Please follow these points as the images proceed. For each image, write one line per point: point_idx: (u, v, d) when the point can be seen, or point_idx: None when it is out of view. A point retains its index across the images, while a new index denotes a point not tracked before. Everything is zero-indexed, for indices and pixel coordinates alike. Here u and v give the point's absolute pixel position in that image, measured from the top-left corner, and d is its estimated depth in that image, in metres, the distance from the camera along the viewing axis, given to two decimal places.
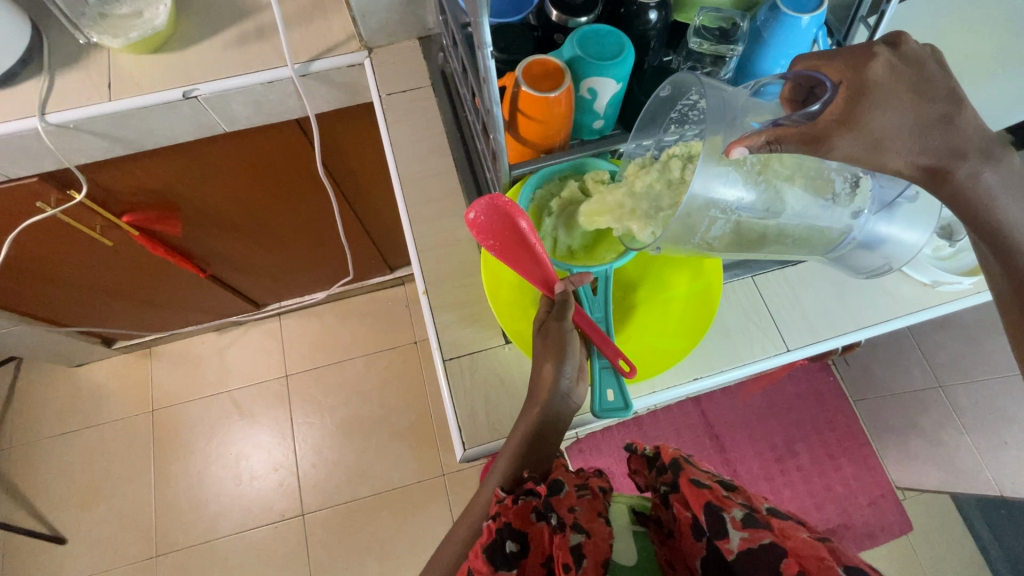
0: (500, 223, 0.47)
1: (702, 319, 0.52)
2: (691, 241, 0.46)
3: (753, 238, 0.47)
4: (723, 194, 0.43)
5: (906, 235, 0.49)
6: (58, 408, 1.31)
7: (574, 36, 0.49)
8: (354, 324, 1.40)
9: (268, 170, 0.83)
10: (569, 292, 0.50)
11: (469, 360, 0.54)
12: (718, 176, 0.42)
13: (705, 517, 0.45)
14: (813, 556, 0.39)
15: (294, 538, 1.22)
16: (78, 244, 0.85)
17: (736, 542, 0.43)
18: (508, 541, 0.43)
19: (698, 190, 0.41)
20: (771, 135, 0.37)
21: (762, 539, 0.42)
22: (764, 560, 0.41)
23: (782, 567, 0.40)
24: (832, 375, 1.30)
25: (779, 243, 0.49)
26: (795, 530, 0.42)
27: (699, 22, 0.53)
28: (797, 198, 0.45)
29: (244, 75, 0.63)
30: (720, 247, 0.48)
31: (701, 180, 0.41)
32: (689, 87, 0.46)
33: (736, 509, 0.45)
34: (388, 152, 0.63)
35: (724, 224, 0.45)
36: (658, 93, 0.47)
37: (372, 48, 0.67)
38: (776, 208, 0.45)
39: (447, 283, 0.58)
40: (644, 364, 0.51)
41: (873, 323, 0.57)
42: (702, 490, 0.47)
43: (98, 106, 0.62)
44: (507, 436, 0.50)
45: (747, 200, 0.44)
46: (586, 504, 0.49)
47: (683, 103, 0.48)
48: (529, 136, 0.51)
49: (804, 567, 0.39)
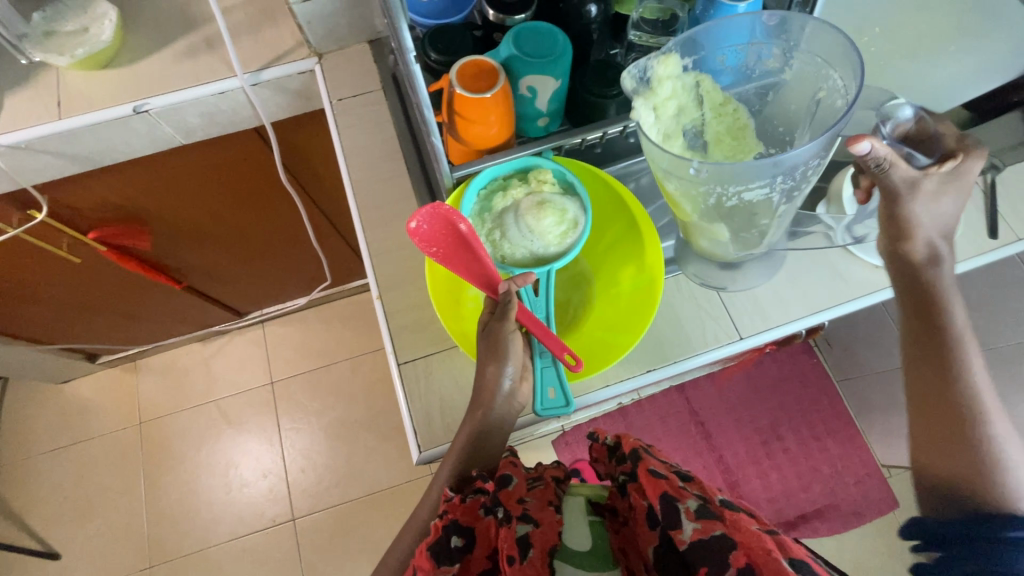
0: (441, 230, 0.47)
1: (644, 312, 0.50)
2: (686, 178, 0.44)
3: (740, 216, 0.48)
4: (793, 169, 0.43)
5: (750, 275, 0.57)
6: (46, 425, 1.31)
7: (510, 35, 0.49)
8: (338, 328, 1.40)
9: (232, 180, 0.83)
10: (512, 293, 0.48)
11: (423, 362, 0.55)
12: (817, 151, 0.42)
13: (661, 506, 0.45)
14: (761, 548, 0.39)
15: (286, 543, 1.23)
16: (46, 263, 0.85)
17: (688, 532, 0.43)
18: (454, 537, 0.44)
19: (804, 153, 0.41)
20: (892, 159, 0.44)
21: (713, 530, 0.42)
22: (714, 548, 0.41)
23: (730, 558, 0.40)
24: (816, 357, 1.30)
25: (751, 230, 0.51)
26: (745, 522, 0.42)
27: (638, 15, 0.53)
28: (782, 207, 0.48)
29: (193, 88, 0.63)
30: (707, 210, 0.48)
31: (820, 143, 0.41)
32: (780, 38, 0.48)
33: (690, 500, 0.45)
34: (340, 158, 0.64)
35: (759, 194, 0.45)
36: (765, 17, 0.47)
37: (323, 54, 0.67)
38: (757, 200, 0.46)
39: (401, 286, 0.58)
40: (593, 359, 0.51)
41: (824, 307, 0.56)
42: (658, 479, 0.47)
43: (47, 125, 0.61)
44: (455, 437, 0.50)
45: (790, 185, 0.45)
46: (538, 494, 0.49)
47: (760, 49, 0.50)
48: (470, 138, 0.51)
49: (752, 560, 0.39)
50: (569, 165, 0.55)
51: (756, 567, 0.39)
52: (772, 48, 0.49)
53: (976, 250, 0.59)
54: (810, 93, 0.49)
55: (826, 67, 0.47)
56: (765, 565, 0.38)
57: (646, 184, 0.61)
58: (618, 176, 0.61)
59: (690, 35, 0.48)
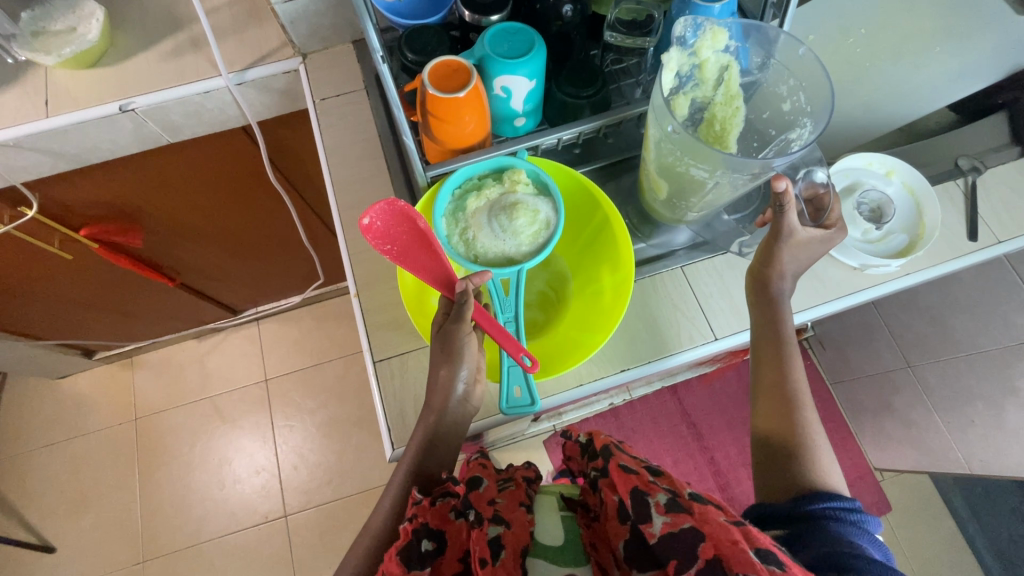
0: (398, 227, 0.48)
1: (611, 315, 0.51)
2: (664, 131, 0.47)
3: (678, 189, 0.50)
4: (738, 173, 0.45)
5: (667, 236, 0.60)
6: (44, 420, 1.33)
7: (484, 36, 0.50)
8: (332, 326, 1.41)
9: (222, 178, 0.84)
10: (468, 292, 0.48)
11: (398, 360, 0.55)
12: (761, 169, 0.45)
13: (631, 501, 0.42)
14: (730, 540, 0.36)
15: (278, 539, 1.24)
16: (38, 259, 0.86)
17: (658, 526, 0.40)
18: (424, 540, 0.42)
19: (758, 164, 0.44)
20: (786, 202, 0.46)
21: (683, 524, 0.39)
22: (683, 543, 0.38)
23: (698, 551, 0.37)
24: (808, 359, 1.29)
25: (684, 205, 0.53)
26: (715, 514, 0.39)
27: (614, 16, 0.53)
28: (718, 196, 0.50)
29: (178, 87, 0.64)
30: (660, 166, 0.50)
31: (766, 164, 0.44)
32: (793, 75, 0.49)
33: (660, 493, 0.42)
34: (322, 156, 0.64)
35: (701, 175, 0.47)
36: (802, 47, 0.47)
37: (306, 54, 0.68)
38: (695, 180, 0.48)
39: (377, 285, 0.58)
40: (556, 365, 0.51)
41: (804, 309, 0.56)
42: (629, 475, 0.44)
43: (34, 123, 0.62)
44: (408, 444, 0.51)
45: (729, 184, 0.48)
46: (508, 495, 0.48)
47: (783, 75, 0.50)
48: (443, 138, 0.51)
49: (721, 553, 0.36)
50: (545, 165, 0.55)
51: (725, 561, 0.35)
52: (791, 80, 0.49)
53: (957, 252, 0.58)
54: (785, 130, 0.51)
55: (807, 118, 0.49)
56: (733, 557, 0.35)
57: (625, 187, 0.62)
58: (596, 176, 0.62)
59: (756, 24, 0.47)
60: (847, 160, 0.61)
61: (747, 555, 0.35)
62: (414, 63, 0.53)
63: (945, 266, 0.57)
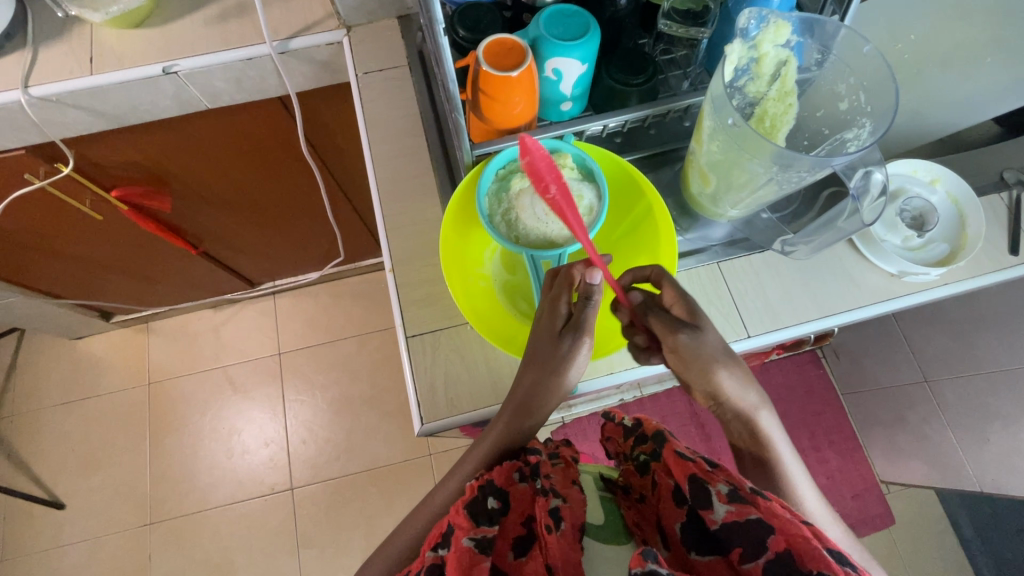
0: None
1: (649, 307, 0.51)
2: (721, 122, 0.46)
3: (727, 182, 0.50)
4: (793, 169, 0.45)
5: (706, 230, 0.59)
6: (59, 379, 1.34)
7: (540, 17, 0.49)
8: (348, 304, 1.42)
9: (254, 148, 0.84)
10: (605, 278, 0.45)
11: (431, 337, 0.55)
12: (816, 167, 0.44)
13: (690, 487, 0.42)
14: (802, 536, 0.35)
15: (282, 510, 1.25)
16: (69, 218, 0.86)
17: (721, 514, 0.39)
18: (491, 499, 0.42)
19: (815, 163, 0.43)
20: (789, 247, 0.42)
21: (749, 514, 0.38)
22: (749, 533, 0.37)
23: (769, 542, 0.36)
24: (822, 368, 1.29)
25: (730, 200, 0.52)
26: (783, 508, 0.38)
27: (669, 4, 0.52)
28: (766, 193, 0.50)
29: (223, 52, 0.64)
30: (711, 158, 0.49)
31: (823, 163, 0.43)
32: (855, 73, 0.48)
33: (721, 483, 0.41)
34: (362, 130, 0.64)
35: (755, 170, 0.47)
36: (864, 46, 0.46)
37: (351, 27, 0.67)
38: (746, 175, 0.48)
39: (413, 262, 0.58)
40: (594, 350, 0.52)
41: (838, 311, 0.56)
42: (686, 461, 0.44)
43: (78, 81, 0.62)
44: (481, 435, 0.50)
45: (781, 180, 0.47)
46: (561, 471, 0.48)
47: (843, 73, 0.49)
48: (492, 117, 0.51)
49: (793, 546, 0.35)
50: (590, 151, 0.55)
51: (798, 555, 0.35)
52: (850, 78, 0.49)
53: (998, 266, 0.57)
54: (839, 129, 0.51)
55: (866, 118, 0.48)
56: (806, 553, 0.34)
57: (666, 178, 0.61)
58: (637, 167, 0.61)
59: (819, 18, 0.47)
60: (893, 165, 0.61)
61: (821, 552, 0.34)
62: (464, 40, 0.52)
63: (985, 279, 0.57)
